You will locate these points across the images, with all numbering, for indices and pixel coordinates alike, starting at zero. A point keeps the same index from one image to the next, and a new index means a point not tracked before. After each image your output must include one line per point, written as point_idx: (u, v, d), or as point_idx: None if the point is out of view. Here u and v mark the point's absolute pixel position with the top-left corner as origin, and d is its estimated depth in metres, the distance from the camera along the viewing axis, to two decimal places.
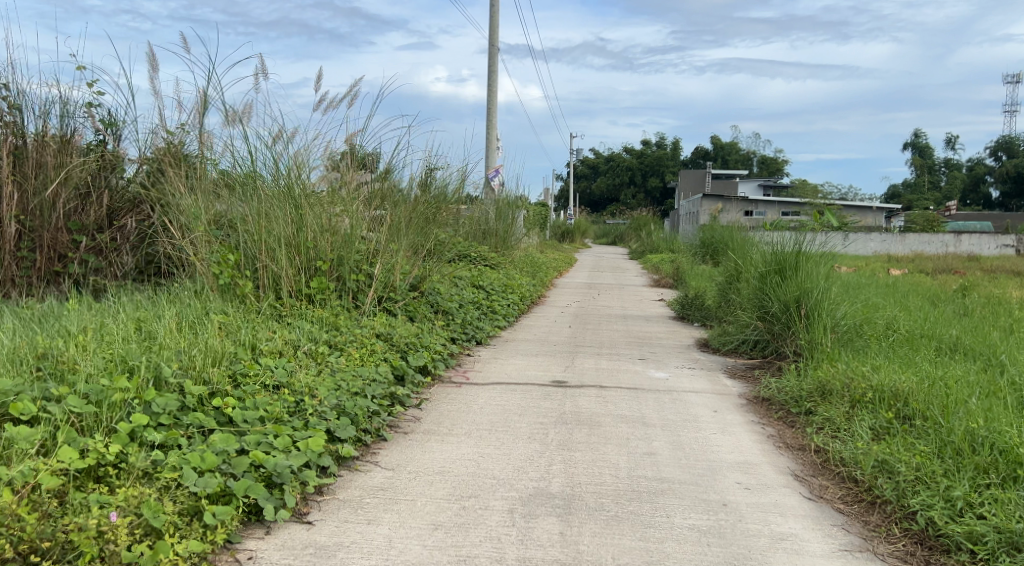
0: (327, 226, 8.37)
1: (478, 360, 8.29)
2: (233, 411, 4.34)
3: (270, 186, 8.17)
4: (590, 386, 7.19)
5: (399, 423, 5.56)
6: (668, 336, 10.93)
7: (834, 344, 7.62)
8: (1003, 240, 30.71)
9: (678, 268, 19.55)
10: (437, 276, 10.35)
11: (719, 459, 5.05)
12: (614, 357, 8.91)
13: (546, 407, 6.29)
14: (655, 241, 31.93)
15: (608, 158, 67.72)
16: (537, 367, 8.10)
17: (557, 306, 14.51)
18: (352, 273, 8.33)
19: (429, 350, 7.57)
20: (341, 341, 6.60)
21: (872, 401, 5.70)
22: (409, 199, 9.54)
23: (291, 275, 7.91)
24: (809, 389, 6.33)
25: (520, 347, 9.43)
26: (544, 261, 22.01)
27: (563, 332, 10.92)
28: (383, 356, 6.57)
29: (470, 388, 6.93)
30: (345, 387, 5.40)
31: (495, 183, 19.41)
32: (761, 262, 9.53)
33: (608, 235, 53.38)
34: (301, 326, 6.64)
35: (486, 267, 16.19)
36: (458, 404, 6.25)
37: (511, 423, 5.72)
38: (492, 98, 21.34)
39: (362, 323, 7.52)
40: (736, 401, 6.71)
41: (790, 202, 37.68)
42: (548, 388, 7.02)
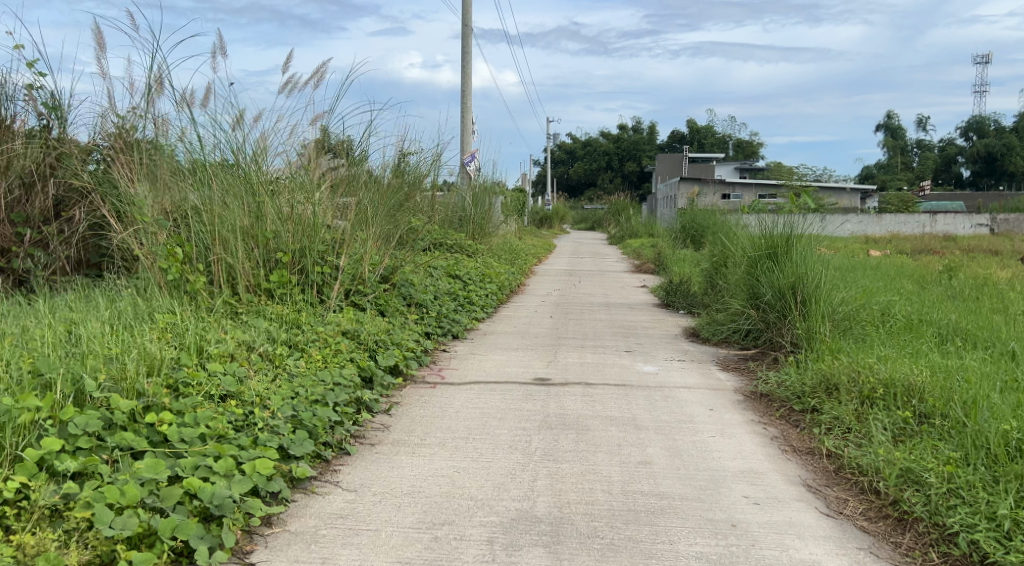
0: (288, 215, 7.77)
1: (454, 357, 7.75)
2: (168, 428, 3.76)
3: (224, 173, 7.58)
4: (575, 384, 6.66)
5: (365, 433, 5.01)
6: (654, 325, 10.43)
7: (833, 333, 7.14)
8: (981, 219, 30.56)
9: (659, 253, 19.09)
10: (410, 266, 9.78)
11: (721, 467, 4.55)
12: (599, 349, 8.40)
13: (528, 409, 5.76)
14: (634, 226, 31.46)
15: (585, 142, 67.18)
16: (517, 363, 7.56)
17: (537, 294, 13.98)
18: (316, 264, 7.73)
19: (400, 347, 7.02)
20: (302, 341, 6.03)
21: (884, 397, 5.23)
22: (379, 184, 8.95)
23: (248, 268, 7.33)
24: (813, 384, 5.85)
25: (499, 340, 8.89)
26: (522, 248, 21.46)
27: (545, 323, 10.39)
28: (349, 356, 6.02)
29: (446, 388, 6.39)
30: (304, 395, 4.83)
31: (471, 169, 18.81)
32: (752, 246, 9.10)
33: (586, 221, 52.96)
34: (257, 325, 6.06)
35: (463, 255, 15.61)
36: (431, 408, 5.70)
37: (490, 430, 5.18)
38: (466, 82, 20.71)
39: (327, 319, 6.96)
40: (733, 398, 6.21)
41: (768, 185, 37.40)
42: (530, 387, 6.50)
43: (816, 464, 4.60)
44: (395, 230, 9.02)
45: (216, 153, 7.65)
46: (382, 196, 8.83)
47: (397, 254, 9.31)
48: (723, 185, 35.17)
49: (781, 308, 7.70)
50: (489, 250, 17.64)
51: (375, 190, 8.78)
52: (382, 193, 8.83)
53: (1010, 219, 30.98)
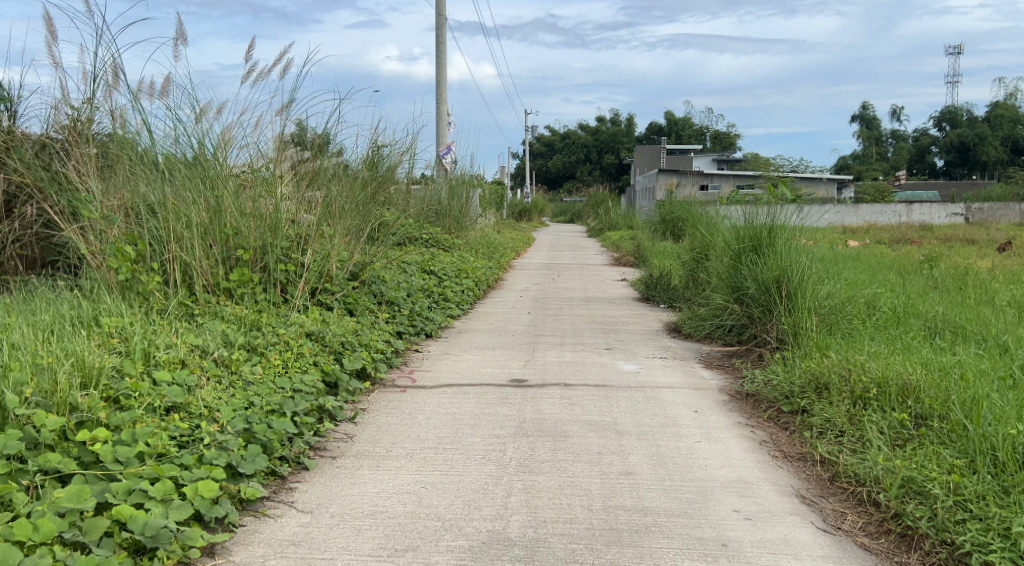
0: (250, 210, 7.39)
1: (426, 357, 7.40)
2: (100, 447, 3.38)
3: (180, 165, 7.19)
4: (553, 385, 6.34)
5: (327, 444, 4.67)
6: (635, 320, 10.14)
7: (820, 328, 6.86)
8: (956, 209, 30.62)
9: (639, 246, 18.84)
10: (381, 262, 9.41)
11: (709, 476, 4.25)
12: (578, 347, 8.08)
13: (503, 414, 5.43)
14: (613, 219, 31.21)
15: (563, 134, 66.84)
16: (493, 363, 7.23)
17: (515, 289, 13.65)
18: (279, 261, 7.39)
19: (369, 348, 6.67)
20: (261, 345, 5.68)
21: (877, 397, 4.95)
22: (348, 176, 8.59)
23: (207, 267, 6.94)
24: (802, 383, 5.56)
25: (475, 339, 8.56)
26: (500, 241, 21.12)
27: (522, 320, 10.06)
28: (311, 360, 5.68)
29: (417, 392, 6.04)
30: (258, 405, 4.50)
31: (447, 162, 18.42)
32: (734, 238, 8.84)
33: (565, 213, 52.68)
34: (212, 328, 5.72)
35: (439, 250, 15.25)
36: (400, 415, 5.36)
37: (461, 438, 4.85)
38: (440, 73, 20.29)
39: (290, 320, 6.59)
40: (718, 398, 5.92)
41: (746, 176, 37.29)
42: (506, 389, 6.16)
43: (809, 471, 4.32)
44: (365, 224, 8.68)
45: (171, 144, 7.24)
46: (351, 189, 8.49)
47: (368, 250, 8.96)
48: (701, 176, 34.98)
49: (765, 302, 7.43)
50: (465, 243, 17.27)
51: (342, 183, 8.44)
52: (350, 186, 8.49)
53: (986, 207, 31.02)
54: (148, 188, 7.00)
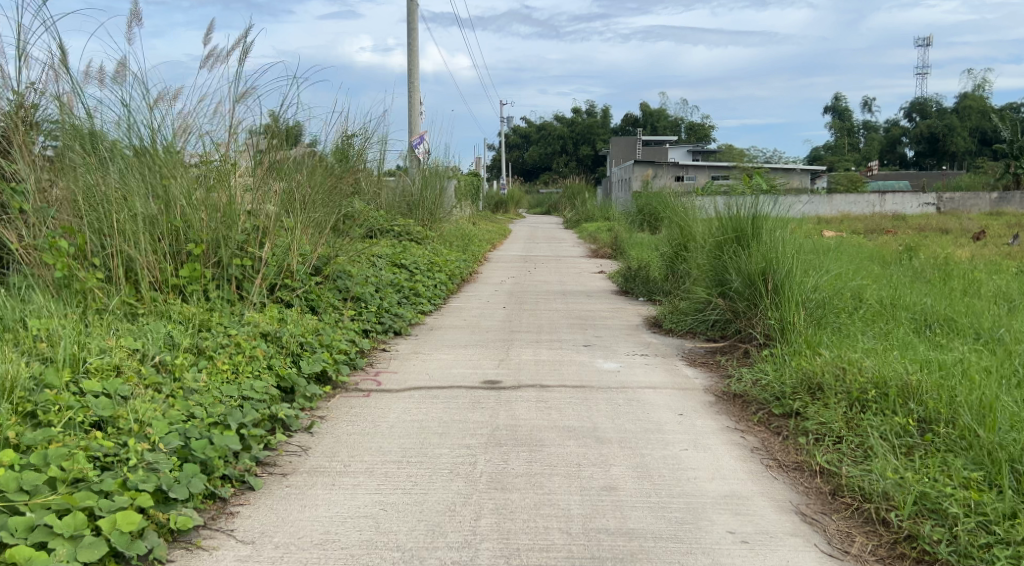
0: (202, 201, 6.92)
1: (394, 357, 6.95)
2: (3, 475, 3.04)
3: (128, 152, 6.67)
4: (528, 387, 5.92)
5: (277, 460, 4.23)
6: (613, 314, 9.74)
7: (808, 323, 6.48)
8: (930, 198, 30.59)
9: (616, 237, 18.46)
10: (346, 255, 8.93)
11: (699, 491, 3.87)
12: (555, 344, 7.67)
13: (474, 420, 5.01)
14: (589, 210, 30.81)
15: (539, 126, 66.35)
16: (464, 363, 6.80)
17: (490, 283, 13.20)
18: (234, 255, 6.94)
19: (329, 348, 6.23)
20: (209, 348, 5.26)
21: (876, 397, 4.58)
22: (311, 163, 8.16)
23: (154, 261, 6.45)
24: (793, 383, 5.16)
25: (446, 336, 8.12)
26: (475, 233, 20.65)
27: (497, 316, 9.63)
28: (262, 366, 5.22)
29: (381, 397, 5.60)
30: (198, 419, 4.07)
31: (420, 152, 17.91)
32: (716, 229, 8.49)
33: (542, 205, 52.14)
34: (155, 329, 5.28)
35: (411, 243, 14.77)
36: (361, 423, 4.93)
37: (428, 450, 4.42)
38: (411, 61, 19.71)
39: (244, 319, 6.12)
40: (704, 399, 5.54)
41: (721, 167, 37.08)
42: (478, 392, 5.74)
43: (808, 483, 3.96)
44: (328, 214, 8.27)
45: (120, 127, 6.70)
46: (312, 179, 8.08)
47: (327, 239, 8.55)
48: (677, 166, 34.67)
49: (750, 295, 7.06)
50: (439, 235, 16.79)
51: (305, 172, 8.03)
52: (313, 174, 8.08)
53: (958, 196, 31.00)
54: (90, 178, 6.43)
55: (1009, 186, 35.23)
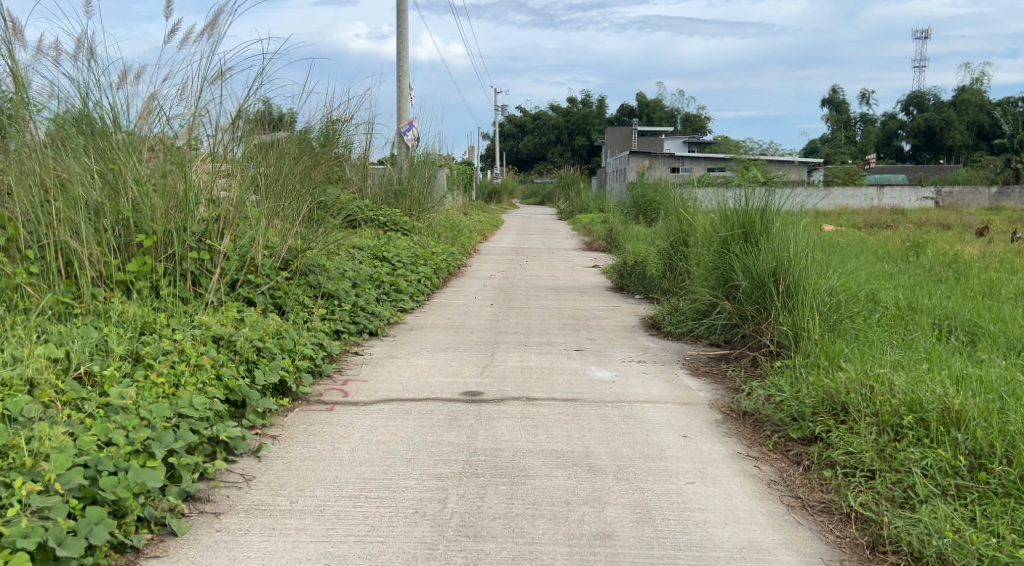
0: (155, 185, 6.24)
1: (366, 362, 6.32)
2: None
3: (72, 130, 5.99)
4: (513, 400, 5.29)
5: (213, 494, 3.61)
6: (608, 314, 9.11)
7: (823, 330, 5.86)
8: (927, 193, 30.04)
9: (610, 230, 17.83)
10: (321, 248, 8.29)
11: (709, 541, 3.27)
12: (543, 348, 7.05)
13: (449, 442, 4.38)
14: (583, 201, 30.18)
15: (534, 115, 65.54)
16: (443, 369, 6.17)
17: (478, 277, 12.56)
18: (190, 246, 6.25)
19: (291, 354, 5.58)
20: (148, 357, 4.63)
21: (911, 422, 3.97)
22: (283, 149, 7.51)
23: (97, 254, 5.77)
24: (813, 401, 4.53)
25: (427, 337, 7.49)
26: (465, 224, 19.97)
27: (484, 315, 8.99)
28: (208, 377, 4.59)
29: (347, 411, 4.97)
30: (116, 445, 3.44)
31: (408, 139, 17.19)
32: (721, 224, 7.89)
33: (535, 195, 51.51)
34: (85, 333, 4.66)
35: (396, 234, 14.11)
36: (320, 445, 4.30)
37: (392, 481, 3.80)
38: (401, 46, 19.04)
39: (195, 321, 5.47)
40: (710, 418, 4.92)
41: (716, 159, 36.46)
42: (456, 406, 5.11)
43: (839, 533, 3.37)
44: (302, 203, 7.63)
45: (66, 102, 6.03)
46: (285, 165, 7.45)
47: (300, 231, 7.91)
48: (673, 158, 34.00)
49: (757, 296, 6.45)
50: (427, 226, 16.12)
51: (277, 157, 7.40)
52: (286, 161, 7.45)
53: (955, 192, 30.48)
54: (27, 160, 5.75)
55: (1007, 182, 34.72)
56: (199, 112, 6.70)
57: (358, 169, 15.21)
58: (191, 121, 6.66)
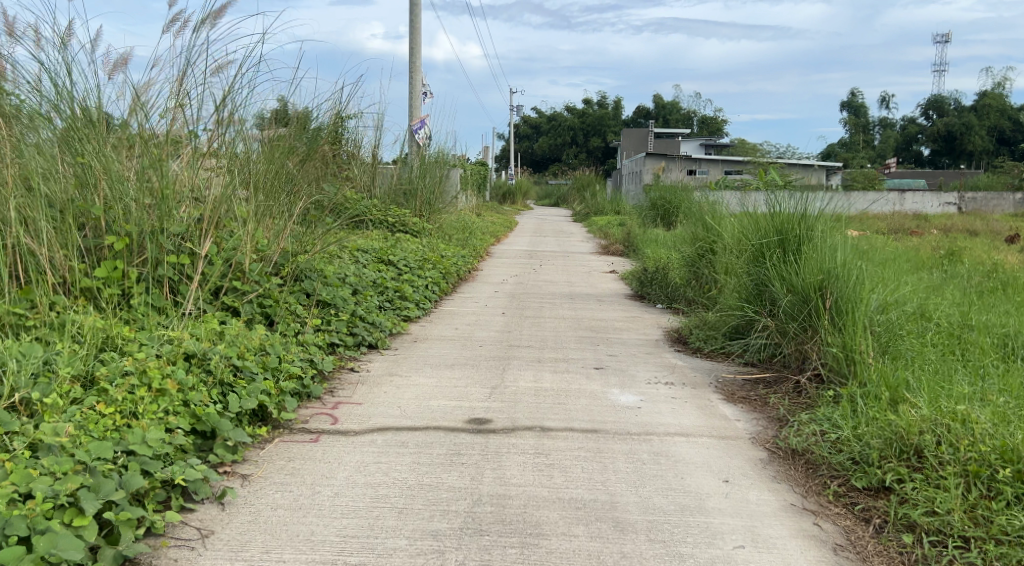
0: (130, 179, 5.60)
1: (362, 381, 5.67)
2: None
3: (37, 118, 5.37)
4: (525, 430, 4.62)
5: (158, 557, 3.03)
6: (629, 326, 8.42)
7: (877, 354, 5.19)
8: (949, 199, 29.17)
9: (627, 234, 17.14)
10: (320, 252, 7.65)
11: None
12: (559, 365, 6.38)
13: (449, 485, 3.73)
14: (598, 204, 29.50)
15: (549, 116, 64.85)
16: (448, 390, 5.51)
17: (490, 282, 11.89)
18: (167, 249, 5.60)
19: (275, 374, 4.93)
20: (103, 381, 3.99)
21: (1009, 478, 3.32)
22: (281, 138, 6.84)
23: (62, 257, 5.16)
24: (880, 441, 3.84)
25: (431, 351, 6.84)
26: (477, 225, 19.30)
27: (495, 325, 8.32)
28: (169, 405, 3.94)
29: (334, 443, 4.32)
30: (34, 500, 2.84)
31: (420, 137, 16.53)
32: (756, 231, 7.20)
33: (550, 197, 50.83)
34: (32, 351, 4.03)
35: (405, 237, 13.46)
36: (297, 490, 3.66)
37: (378, 543, 3.17)
38: (413, 43, 18.42)
39: (167, 334, 4.83)
40: (753, 459, 4.24)
41: (733, 162, 35.69)
42: (459, 439, 4.45)
43: None
44: (298, 202, 7.00)
45: (30, 86, 5.38)
46: (283, 157, 6.79)
47: (293, 231, 7.27)
48: (691, 159, 33.22)
49: (801, 312, 5.77)
50: (439, 228, 15.49)
51: (273, 147, 6.74)
52: (283, 152, 6.78)
53: (979, 197, 29.62)
54: None
55: None
56: (183, 99, 6.04)
57: (366, 170, 14.96)
58: (173, 109, 6.01)
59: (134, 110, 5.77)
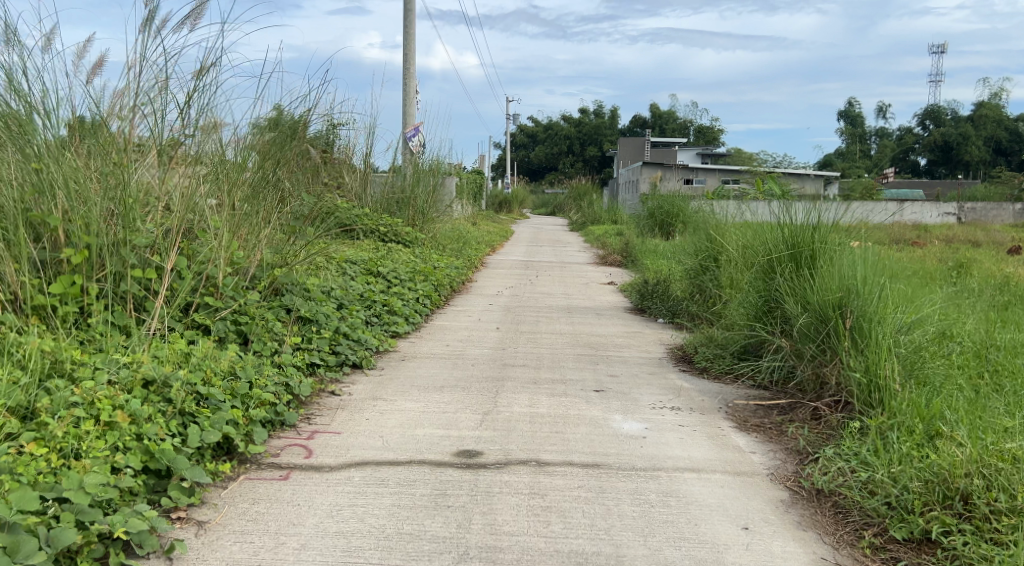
0: (89, 183, 5.13)
1: (343, 406, 5.23)
2: None
3: None
4: (518, 464, 4.19)
5: None
6: (630, 342, 7.98)
7: (904, 380, 4.77)
8: (949, 209, 28.78)
9: (626, 244, 16.71)
10: (303, 264, 7.21)
11: None
12: (556, 388, 5.94)
13: (432, 537, 3.31)
14: (595, 213, 29.09)
15: (545, 124, 64.56)
16: (436, 416, 5.07)
17: (484, 295, 11.44)
18: (130, 263, 5.14)
19: (245, 402, 4.48)
20: (43, 414, 3.54)
21: None
22: (263, 138, 6.35)
23: (12, 272, 4.69)
24: (920, 484, 3.47)
25: (420, 372, 6.39)
26: (472, 235, 18.87)
27: (488, 341, 7.87)
28: (117, 441, 3.48)
29: (306, 480, 3.89)
30: None
31: (414, 145, 16.10)
32: (766, 243, 6.78)
33: (546, 206, 50.44)
34: None
35: (397, 247, 13.03)
36: (259, 543, 3.23)
37: None
38: (408, 48, 18.03)
39: (125, 357, 4.37)
40: (774, 500, 3.81)
41: (731, 171, 35.31)
42: (445, 475, 4.01)
43: None
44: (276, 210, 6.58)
45: None
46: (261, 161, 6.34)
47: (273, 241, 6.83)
48: (688, 168, 32.80)
49: (819, 332, 5.35)
50: (432, 238, 15.05)
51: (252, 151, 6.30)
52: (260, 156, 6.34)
53: (979, 207, 29.25)
54: None
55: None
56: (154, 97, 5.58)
57: (357, 178, 14.65)
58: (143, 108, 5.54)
59: (93, 113, 5.35)
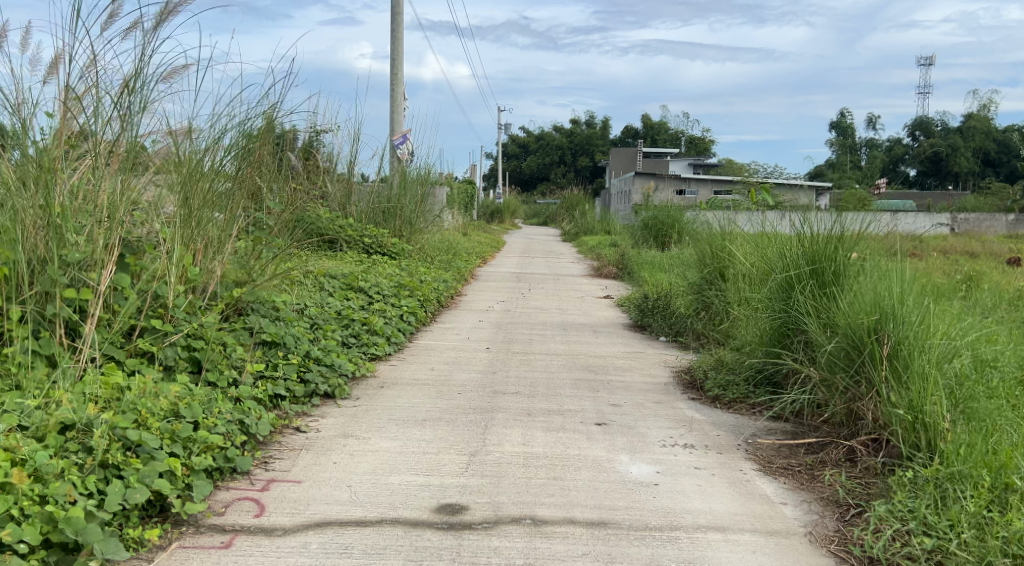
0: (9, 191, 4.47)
1: (308, 446, 4.56)
2: None
3: None
4: (510, 524, 3.54)
5: None
6: (632, 364, 7.33)
7: (955, 416, 4.10)
8: (947, 220, 28.24)
9: (622, 255, 16.06)
10: (271, 282, 6.52)
11: None
12: (553, 421, 5.28)
13: None
14: (588, 223, 28.50)
15: (537, 135, 64.11)
16: (416, 459, 4.39)
17: (473, 310, 10.75)
18: (61, 283, 4.48)
19: (187, 447, 3.81)
20: None
21: None
22: (222, 127, 5.76)
23: None
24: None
25: (400, 401, 5.72)
26: (462, 245, 18.18)
27: (477, 364, 7.19)
28: (10, 508, 2.89)
29: (253, 551, 3.23)
30: None
31: (402, 153, 15.46)
32: (782, 258, 6.13)
33: (538, 218, 49.97)
34: None
35: (382, 260, 12.38)
36: None
37: None
38: (396, 54, 17.43)
39: (43, 396, 3.70)
40: None
41: (724, 181, 34.80)
42: (421, 541, 3.35)
43: None
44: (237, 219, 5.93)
45: None
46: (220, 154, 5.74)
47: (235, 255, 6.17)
48: (681, 178, 32.17)
49: (849, 359, 4.68)
50: (420, 249, 14.38)
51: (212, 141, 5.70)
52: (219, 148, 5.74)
53: (974, 217, 28.71)
54: None
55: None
56: (95, 87, 4.93)
57: (339, 186, 14.13)
58: (82, 99, 4.92)
59: (21, 110, 4.71)
